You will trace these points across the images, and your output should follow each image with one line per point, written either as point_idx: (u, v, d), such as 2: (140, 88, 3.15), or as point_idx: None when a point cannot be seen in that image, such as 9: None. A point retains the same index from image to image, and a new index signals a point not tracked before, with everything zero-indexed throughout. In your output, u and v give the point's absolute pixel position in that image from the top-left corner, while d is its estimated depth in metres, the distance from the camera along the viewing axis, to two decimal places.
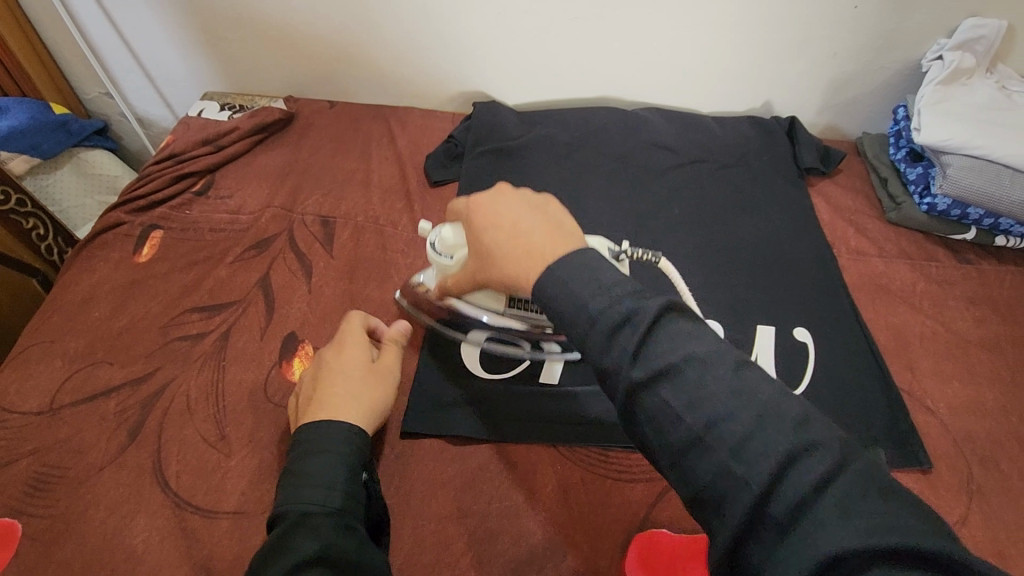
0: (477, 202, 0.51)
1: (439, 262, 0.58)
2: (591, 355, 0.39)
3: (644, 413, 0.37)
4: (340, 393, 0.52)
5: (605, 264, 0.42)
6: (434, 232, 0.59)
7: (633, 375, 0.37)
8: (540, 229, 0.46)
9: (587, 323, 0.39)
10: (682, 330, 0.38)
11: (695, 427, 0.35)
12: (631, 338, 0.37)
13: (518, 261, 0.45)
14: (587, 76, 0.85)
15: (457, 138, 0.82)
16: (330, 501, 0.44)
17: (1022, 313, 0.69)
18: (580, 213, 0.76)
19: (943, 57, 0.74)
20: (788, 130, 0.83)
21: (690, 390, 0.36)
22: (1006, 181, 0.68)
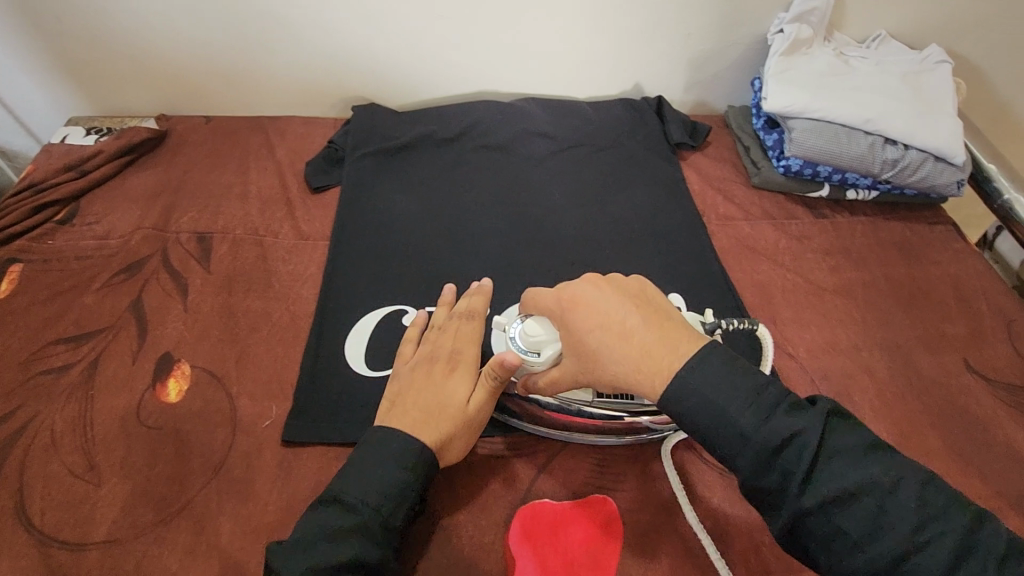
0: (573, 296, 0.50)
1: (522, 355, 0.54)
2: (745, 474, 0.42)
3: (813, 534, 0.40)
4: (432, 423, 0.51)
5: (749, 371, 0.44)
6: (515, 327, 0.55)
7: (802, 503, 0.40)
8: (654, 330, 0.46)
9: (741, 443, 0.42)
10: (847, 450, 0.41)
11: (874, 555, 0.38)
12: (795, 462, 0.40)
13: (636, 367, 0.45)
14: (463, 72, 0.86)
15: (338, 143, 0.82)
16: (391, 518, 0.47)
17: (872, 259, 0.75)
18: (463, 206, 0.77)
19: (784, 29, 0.80)
20: (657, 109, 0.88)
21: (866, 517, 0.39)
22: (844, 139, 0.74)
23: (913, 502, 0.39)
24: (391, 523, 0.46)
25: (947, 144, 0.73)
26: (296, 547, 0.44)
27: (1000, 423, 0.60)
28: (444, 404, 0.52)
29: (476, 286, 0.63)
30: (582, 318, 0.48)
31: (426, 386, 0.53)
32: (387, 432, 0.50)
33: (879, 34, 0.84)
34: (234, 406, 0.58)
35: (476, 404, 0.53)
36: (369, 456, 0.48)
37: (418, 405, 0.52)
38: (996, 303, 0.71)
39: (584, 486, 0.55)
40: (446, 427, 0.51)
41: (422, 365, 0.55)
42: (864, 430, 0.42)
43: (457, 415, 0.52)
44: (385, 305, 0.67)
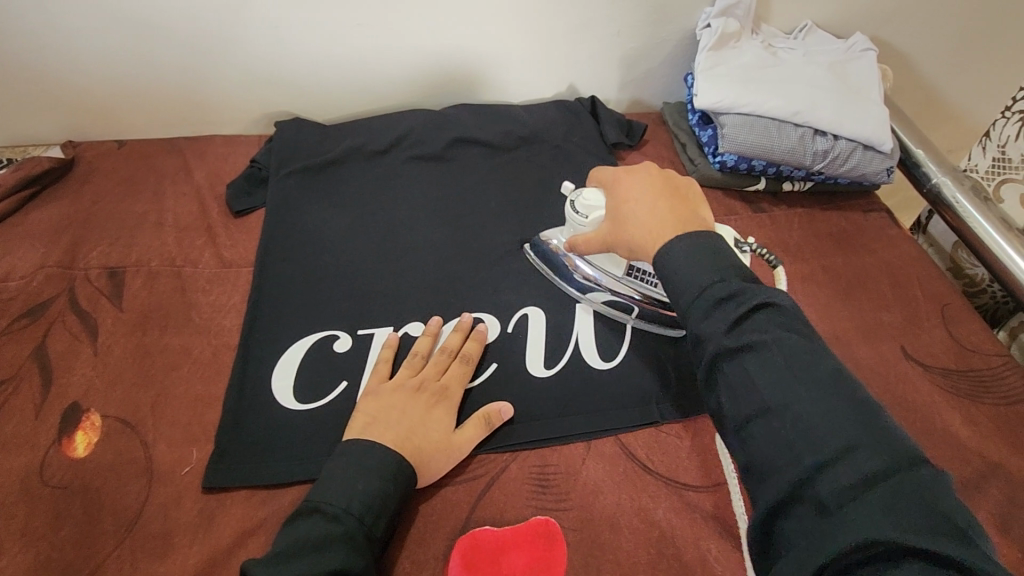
0: (626, 173, 0.59)
1: (576, 222, 0.62)
2: (689, 319, 0.46)
3: (726, 377, 0.43)
4: (417, 447, 0.52)
5: (729, 251, 0.48)
6: (576, 193, 0.62)
7: (722, 343, 0.43)
8: (677, 210, 0.53)
9: (694, 292, 0.46)
10: (781, 320, 0.43)
11: (768, 400, 0.40)
12: (732, 311, 0.44)
13: (653, 227, 0.52)
14: (390, 81, 0.83)
15: (260, 161, 0.78)
16: (373, 528, 0.47)
17: (810, 250, 0.75)
18: (395, 220, 0.75)
19: (711, 24, 0.80)
20: (592, 109, 0.87)
21: (772, 369, 0.41)
22: (774, 132, 0.74)
23: (816, 369, 0.40)
24: (372, 533, 0.47)
25: (874, 132, 0.74)
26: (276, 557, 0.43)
27: (937, 409, 0.60)
28: (428, 433, 0.53)
29: (469, 323, 0.63)
30: (624, 191, 0.57)
31: (413, 408, 0.55)
32: (368, 447, 0.50)
33: (805, 25, 0.84)
34: (150, 455, 0.54)
35: (462, 436, 0.55)
36: (349, 468, 0.49)
37: (402, 426, 0.53)
38: (930, 288, 0.71)
39: (526, 508, 0.53)
40: (430, 452, 0.53)
41: (404, 386, 0.56)
42: (810, 323, 0.44)
43: (440, 443, 0.54)
44: (314, 332, 0.63)
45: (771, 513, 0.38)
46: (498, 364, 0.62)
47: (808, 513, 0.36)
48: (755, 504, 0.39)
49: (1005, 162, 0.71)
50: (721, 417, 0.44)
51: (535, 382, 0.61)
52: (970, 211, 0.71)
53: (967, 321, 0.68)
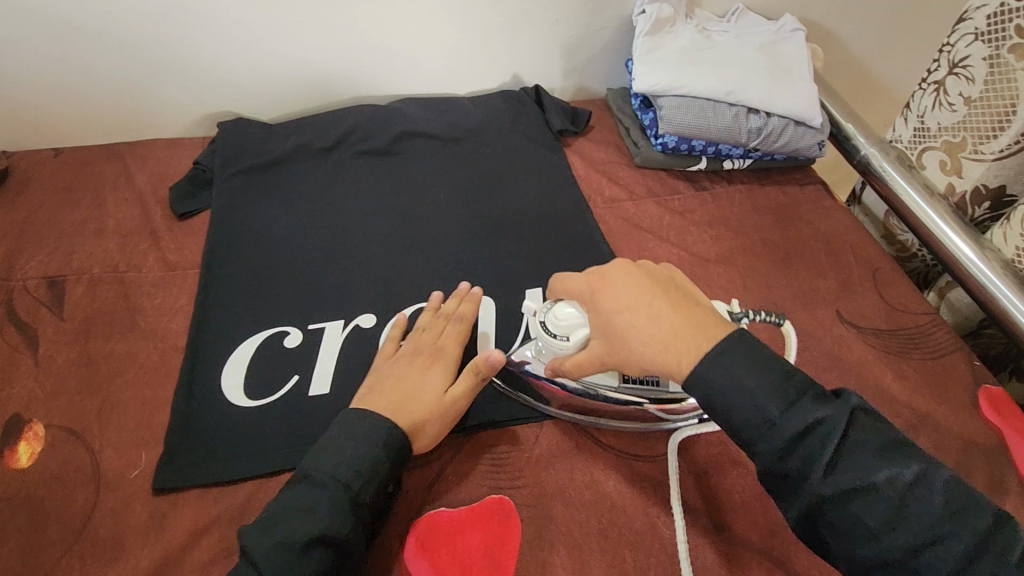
0: (602, 277, 0.54)
1: (555, 344, 0.56)
2: (767, 459, 0.45)
3: (832, 522, 0.43)
4: (407, 409, 0.53)
5: (776, 361, 0.47)
6: (544, 312, 0.57)
7: (823, 490, 0.42)
8: (681, 317, 0.49)
9: (765, 427, 0.45)
10: (871, 442, 0.43)
11: (890, 547, 0.41)
12: (817, 450, 0.43)
13: (663, 350, 0.48)
14: (332, 77, 0.83)
15: (204, 163, 0.77)
16: (361, 493, 0.48)
17: (751, 225, 0.77)
18: (343, 216, 0.75)
19: (645, 10, 0.81)
20: (536, 98, 0.88)
21: (887, 511, 0.41)
22: (710, 112, 0.76)
23: (934, 499, 0.41)
24: (361, 498, 0.48)
25: (804, 108, 0.77)
26: (265, 524, 0.46)
27: (870, 368, 0.64)
28: (420, 395, 0.55)
29: (464, 290, 0.65)
30: (607, 302, 0.52)
31: (408, 376, 0.56)
32: (361, 414, 0.52)
33: (737, 7, 0.87)
34: (98, 461, 0.54)
35: (454, 395, 0.56)
36: (342, 435, 0.50)
37: (397, 392, 0.54)
38: (864, 255, 0.74)
39: (480, 488, 0.54)
40: (422, 414, 0.53)
41: (405, 358, 0.58)
42: (893, 432, 0.45)
43: (433, 404, 0.54)
44: (264, 330, 0.63)
45: None
46: None
47: None
48: None
49: (924, 131, 0.74)
50: (830, 553, 0.44)
51: None
52: (897, 179, 0.74)
53: (898, 284, 0.72)
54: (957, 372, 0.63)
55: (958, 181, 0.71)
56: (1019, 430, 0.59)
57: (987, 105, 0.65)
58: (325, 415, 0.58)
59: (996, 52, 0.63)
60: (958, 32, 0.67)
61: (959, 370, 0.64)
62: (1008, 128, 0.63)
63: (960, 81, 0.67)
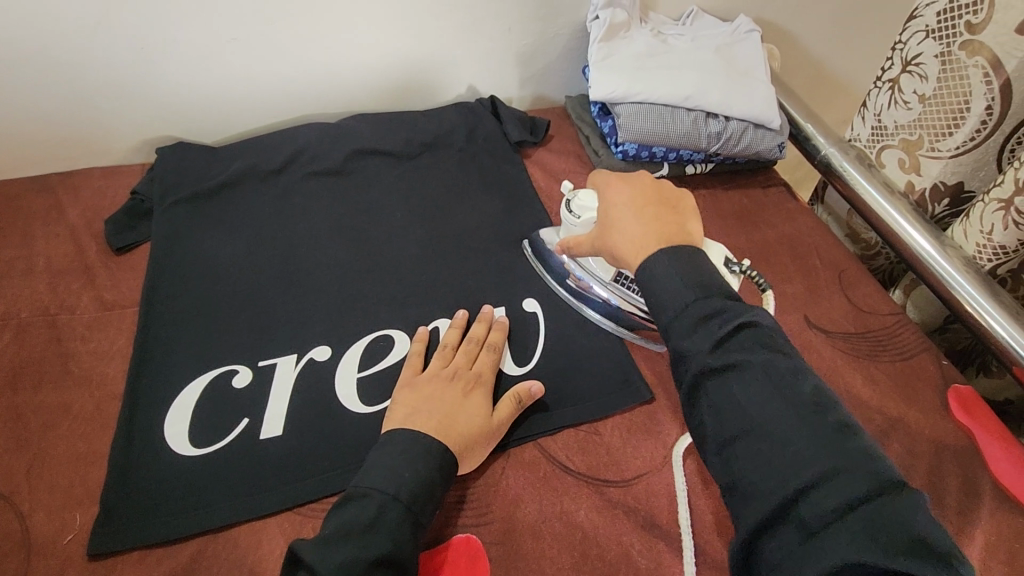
0: (620, 179, 0.58)
1: (570, 222, 0.64)
2: (673, 336, 0.47)
3: (709, 398, 0.44)
4: (454, 431, 0.52)
5: (710, 267, 0.49)
6: (573, 195, 0.64)
7: (707, 361, 0.44)
8: (663, 220, 0.53)
9: (678, 308, 0.47)
10: (765, 341, 0.44)
11: (751, 421, 0.41)
12: (714, 330, 0.45)
13: (631, 239, 0.52)
14: (278, 95, 0.79)
15: (141, 192, 0.72)
16: (420, 514, 0.47)
17: (715, 231, 0.76)
18: (294, 241, 0.71)
19: (598, 16, 0.80)
20: (493, 109, 0.86)
21: (757, 389, 0.42)
22: (668, 118, 0.75)
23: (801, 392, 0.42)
24: (419, 519, 0.47)
25: (761, 111, 0.76)
26: (328, 539, 0.44)
27: (840, 373, 0.63)
28: (465, 416, 0.54)
29: (489, 314, 0.64)
30: (613, 196, 0.57)
31: (451, 396, 0.55)
32: (415, 436, 0.50)
33: (691, 10, 0.85)
34: (26, 526, 0.50)
35: (499, 417, 0.55)
36: (399, 454, 0.49)
37: (440, 415, 0.53)
38: (829, 256, 0.74)
39: (444, 530, 0.51)
40: (469, 436, 0.53)
41: (442, 379, 0.56)
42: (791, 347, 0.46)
43: (480, 426, 0.54)
44: (211, 370, 0.60)
45: (757, 532, 0.39)
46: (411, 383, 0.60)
47: (794, 533, 0.37)
48: (739, 525, 0.40)
49: (881, 130, 0.74)
50: (702, 437, 0.44)
51: None
52: (857, 177, 0.74)
53: (865, 284, 0.71)
54: (926, 373, 0.63)
55: (917, 179, 0.71)
56: (989, 430, 0.59)
57: (941, 102, 0.64)
58: (277, 459, 0.54)
59: (947, 49, 0.62)
60: (910, 29, 0.66)
61: (928, 370, 0.63)
62: (963, 125, 0.63)
63: (914, 79, 0.67)
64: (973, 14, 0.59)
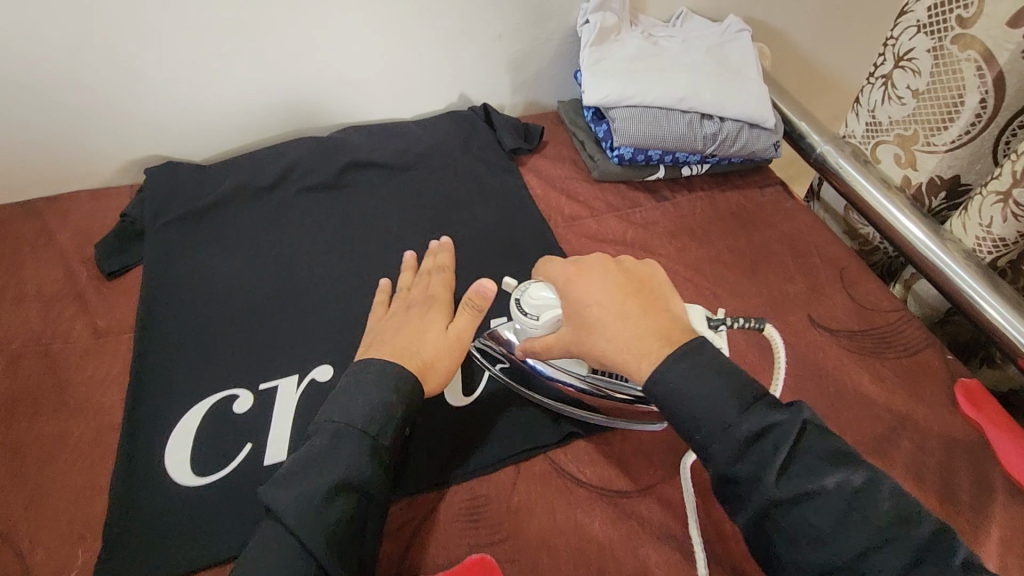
0: (583, 267, 0.53)
1: (527, 325, 0.54)
2: (718, 460, 0.43)
3: (779, 526, 0.41)
4: (411, 349, 0.54)
5: (730, 364, 0.46)
6: (519, 289, 0.56)
7: (773, 492, 0.41)
8: (653, 318, 0.49)
9: (720, 429, 0.43)
10: (820, 450, 0.43)
11: (840, 554, 0.39)
12: (771, 451, 0.42)
13: (628, 350, 0.48)
14: (268, 112, 0.78)
15: (131, 214, 0.70)
16: (380, 438, 0.49)
17: (715, 233, 0.76)
18: (290, 259, 0.70)
19: (589, 20, 0.79)
20: (486, 117, 0.85)
21: (836, 513, 0.40)
22: (663, 121, 0.74)
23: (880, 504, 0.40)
24: (379, 443, 0.48)
25: (756, 110, 0.76)
26: (288, 472, 0.46)
27: (848, 373, 0.62)
28: (420, 334, 0.56)
29: (436, 244, 0.67)
30: (582, 293, 0.51)
31: (407, 324, 0.58)
32: (368, 361, 0.52)
33: (680, 11, 0.86)
34: (26, 564, 0.48)
35: (455, 329, 0.57)
36: (358, 386, 0.51)
37: (397, 339, 0.55)
38: (829, 253, 0.74)
39: (459, 549, 0.51)
40: (427, 353, 0.55)
41: (400, 313, 0.59)
42: (841, 439, 0.44)
43: (438, 341, 0.56)
44: (212, 395, 0.58)
45: None
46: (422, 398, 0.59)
47: None
48: None
49: (876, 126, 0.74)
50: (777, 562, 0.42)
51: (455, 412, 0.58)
52: (855, 175, 0.74)
53: (866, 281, 0.71)
54: (933, 369, 0.63)
55: (913, 173, 0.71)
56: (998, 423, 0.58)
57: (935, 96, 0.64)
58: None
59: (940, 44, 0.62)
60: (901, 24, 0.66)
61: (935, 366, 0.63)
62: (958, 119, 0.63)
63: (907, 74, 0.67)
64: (964, 9, 0.59)
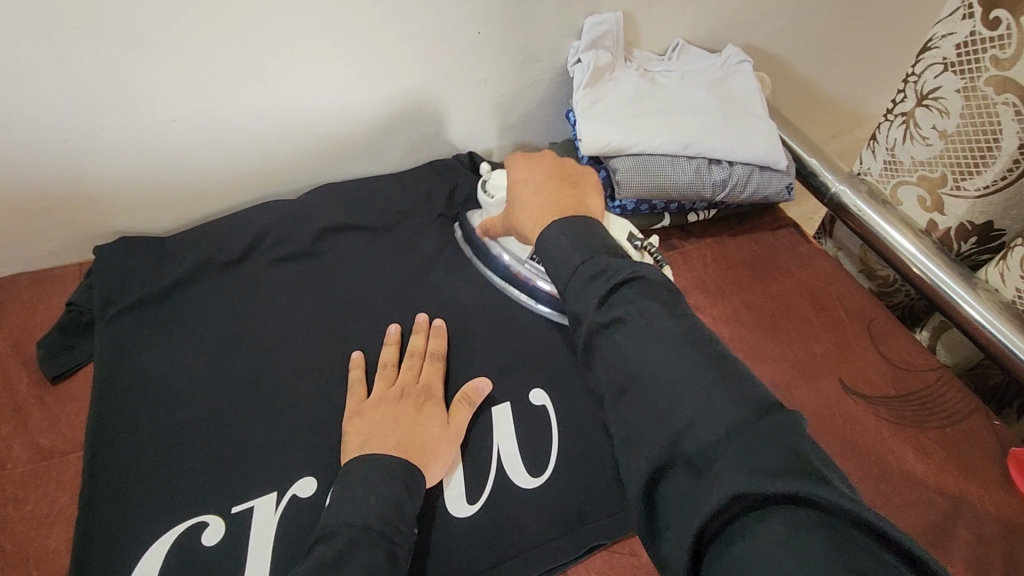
0: (527, 157, 0.59)
1: (486, 203, 0.66)
2: (568, 299, 0.45)
3: (601, 356, 0.42)
4: (416, 444, 0.50)
5: (601, 233, 0.48)
6: (490, 176, 0.66)
7: (598, 318, 0.42)
8: (559, 195, 0.54)
9: (571, 273, 0.46)
10: (646, 292, 0.42)
11: (633, 369, 0.39)
12: (601, 286, 0.43)
13: (528, 219, 0.54)
14: (231, 174, 0.70)
15: (78, 303, 0.62)
16: (394, 537, 0.44)
17: (729, 286, 0.70)
18: (262, 345, 0.62)
19: (581, 59, 0.73)
20: (473, 165, 0.78)
21: (637, 334, 0.40)
22: (669, 170, 0.68)
23: (681, 332, 0.40)
24: (395, 540, 0.44)
25: (766, 153, 0.70)
26: None
27: (889, 449, 0.57)
28: (421, 425, 0.52)
29: (425, 321, 0.63)
30: (515, 174, 0.58)
31: (404, 409, 0.53)
32: (372, 460, 0.48)
33: (677, 42, 0.79)
34: None
35: (456, 422, 0.55)
36: (362, 479, 0.46)
37: (400, 430, 0.51)
38: (852, 305, 0.68)
39: None
40: (431, 446, 0.51)
41: (390, 396, 0.55)
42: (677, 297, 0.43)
43: (440, 433, 0.53)
44: (178, 525, 0.50)
45: (650, 487, 0.36)
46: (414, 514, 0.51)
47: (685, 478, 0.34)
48: (631, 485, 0.37)
49: (895, 165, 0.69)
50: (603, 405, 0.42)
51: (455, 528, 0.51)
52: (874, 218, 0.68)
53: (895, 336, 0.65)
54: (981, 441, 0.58)
55: (940, 217, 0.65)
56: None
57: (966, 138, 0.59)
58: None
59: (971, 84, 0.58)
60: (924, 61, 0.62)
61: (979, 435, 0.58)
62: (993, 163, 0.58)
63: (932, 114, 0.62)
64: (1000, 49, 0.54)
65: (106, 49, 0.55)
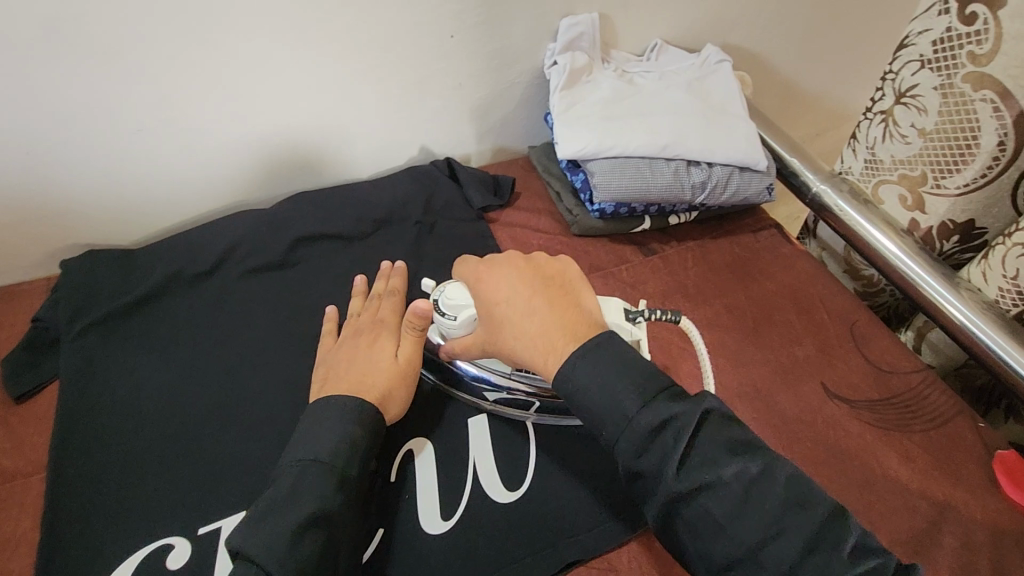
0: (492, 264, 0.53)
1: (445, 325, 0.54)
2: (624, 455, 0.43)
3: (684, 522, 0.41)
4: (365, 387, 0.51)
5: (640, 359, 0.46)
6: (438, 291, 0.55)
7: (675, 486, 0.40)
8: (556, 308, 0.49)
9: (623, 424, 0.43)
10: (722, 441, 0.42)
11: (738, 545, 0.39)
12: (669, 442, 0.41)
13: (528, 346, 0.48)
14: (203, 186, 0.69)
15: (44, 318, 0.60)
16: (348, 471, 0.46)
17: (711, 290, 0.69)
18: (233, 359, 0.60)
19: (557, 61, 0.72)
20: (451, 171, 0.77)
21: (733, 501, 0.40)
22: (647, 172, 0.67)
23: (780, 491, 0.40)
24: (348, 474, 0.46)
25: (746, 153, 0.69)
26: (252, 518, 0.43)
27: (873, 453, 0.56)
28: (371, 367, 0.53)
29: (388, 266, 0.63)
30: (486, 292, 0.52)
31: (357, 352, 0.54)
32: (326, 401, 0.49)
33: (655, 43, 0.78)
34: None
35: (406, 355, 0.54)
36: (318, 420, 0.48)
37: (348, 374, 0.52)
38: (835, 307, 0.67)
39: None
40: (383, 388, 0.51)
41: (347, 342, 0.56)
42: (743, 427, 0.44)
43: (391, 370, 0.53)
44: (141, 548, 0.49)
45: None
46: (386, 531, 0.50)
47: None
48: None
49: (876, 164, 0.68)
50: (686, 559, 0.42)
51: (429, 546, 0.50)
52: (857, 219, 0.67)
53: (879, 337, 0.64)
54: (966, 444, 0.57)
55: (921, 216, 0.65)
56: None
57: (944, 136, 0.59)
58: None
59: (949, 81, 0.57)
60: (901, 58, 0.61)
61: (966, 440, 0.57)
62: (972, 161, 0.57)
63: (911, 112, 0.61)
64: (978, 44, 0.54)
65: (68, 59, 0.54)
